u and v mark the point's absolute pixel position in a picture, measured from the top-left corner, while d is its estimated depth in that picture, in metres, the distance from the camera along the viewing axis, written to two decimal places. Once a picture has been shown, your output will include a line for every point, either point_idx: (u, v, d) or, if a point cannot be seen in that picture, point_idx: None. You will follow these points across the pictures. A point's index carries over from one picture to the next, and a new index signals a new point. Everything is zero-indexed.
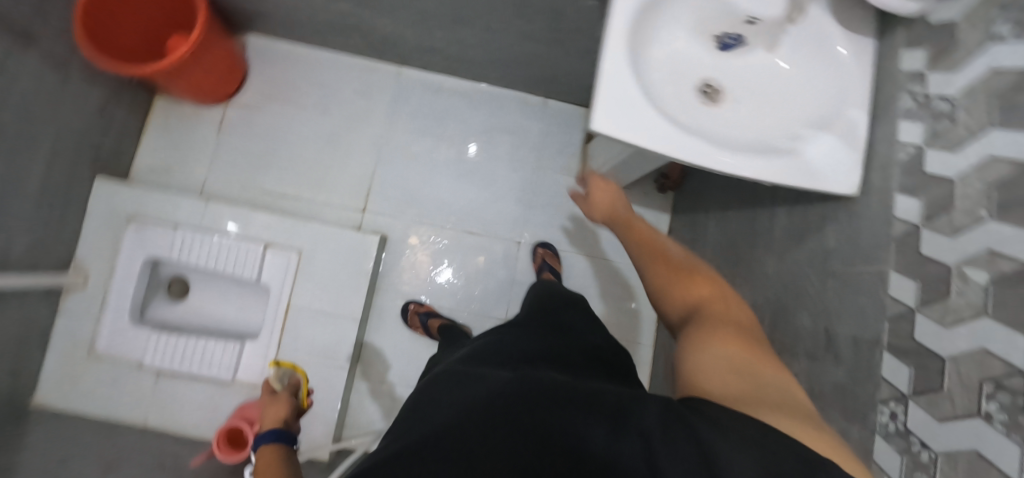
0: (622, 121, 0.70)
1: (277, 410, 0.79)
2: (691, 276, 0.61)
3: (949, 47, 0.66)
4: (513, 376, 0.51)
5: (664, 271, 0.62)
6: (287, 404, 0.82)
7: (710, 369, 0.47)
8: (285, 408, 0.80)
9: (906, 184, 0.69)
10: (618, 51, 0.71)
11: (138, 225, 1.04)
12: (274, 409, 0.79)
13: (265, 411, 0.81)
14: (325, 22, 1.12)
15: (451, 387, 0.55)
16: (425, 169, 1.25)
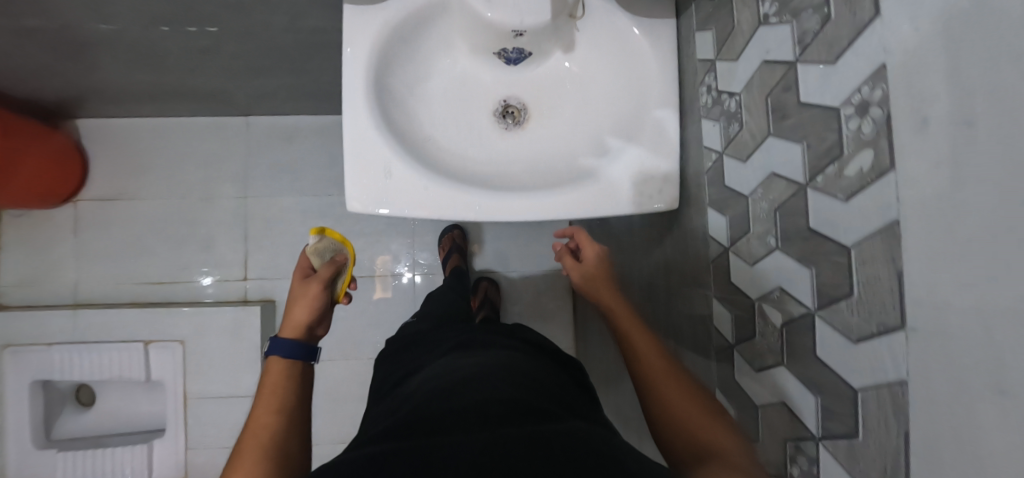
0: (383, 199, 0.62)
1: (299, 314, 0.71)
2: (696, 400, 0.53)
3: (729, 29, 0.55)
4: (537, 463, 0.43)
5: (681, 400, 0.53)
6: (314, 293, 0.72)
7: None
8: (308, 307, 0.71)
9: (715, 198, 0.59)
10: (367, 113, 0.62)
11: (15, 353, 1.03)
12: (301, 307, 0.71)
13: (290, 304, 0.72)
14: (151, 93, 1.02)
15: (493, 410, 0.51)
16: (304, 227, 1.18)
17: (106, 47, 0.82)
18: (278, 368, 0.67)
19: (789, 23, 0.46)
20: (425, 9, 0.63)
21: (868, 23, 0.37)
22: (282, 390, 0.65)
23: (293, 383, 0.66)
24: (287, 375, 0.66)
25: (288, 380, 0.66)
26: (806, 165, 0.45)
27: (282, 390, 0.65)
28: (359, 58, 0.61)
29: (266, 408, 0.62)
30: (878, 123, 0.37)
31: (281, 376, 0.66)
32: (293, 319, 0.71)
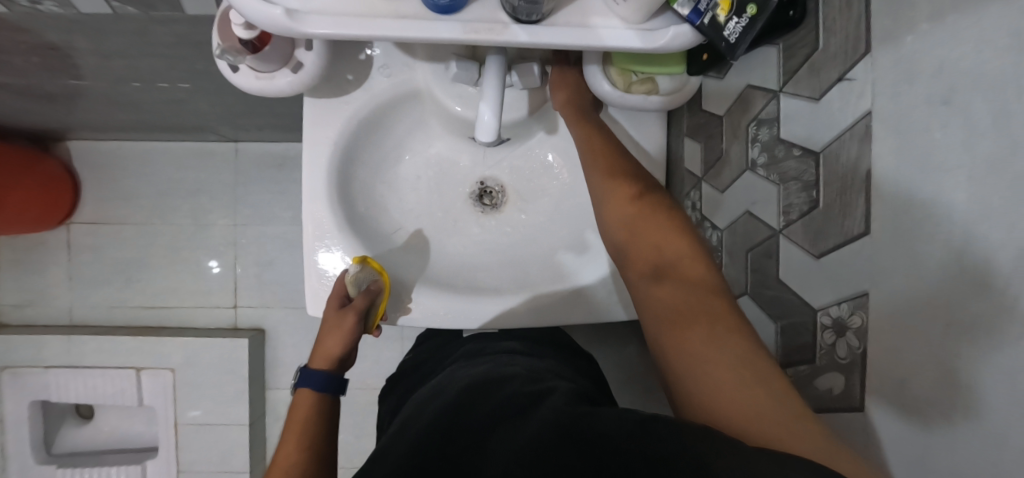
0: (404, 302, 0.61)
1: (330, 346, 0.57)
2: (655, 213, 0.42)
3: (717, 154, 0.50)
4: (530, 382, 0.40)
5: (638, 227, 0.42)
6: (348, 327, 0.57)
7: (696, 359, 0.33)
8: (340, 339, 0.57)
9: None
10: (332, 215, 0.59)
11: (13, 375, 1.06)
12: (334, 341, 0.57)
13: (321, 333, 0.59)
14: (135, 124, 0.99)
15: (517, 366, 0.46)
16: (293, 256, 1.16)
17: (79, 94, 0.80)
18: (304, 409, 0.53)
19: (776, 185, 0.41)
20: (392, 101, 0.59)
21: (856, 236, 0.33)
22: (306, 438, 0.50)
23: (321, 430, 0.52)
24: (313, 418, 0.52)
25: (314, 424, 0.52)
26: (782, 348, 0.42)
27: (307, 439, 0.50)
28: (323, 156, 0.58)
29: (285, 463, 0.48)
30: (854, 353, 0.34)
31: (304, 421, 0.52)
32: (322, 350, 0.58)
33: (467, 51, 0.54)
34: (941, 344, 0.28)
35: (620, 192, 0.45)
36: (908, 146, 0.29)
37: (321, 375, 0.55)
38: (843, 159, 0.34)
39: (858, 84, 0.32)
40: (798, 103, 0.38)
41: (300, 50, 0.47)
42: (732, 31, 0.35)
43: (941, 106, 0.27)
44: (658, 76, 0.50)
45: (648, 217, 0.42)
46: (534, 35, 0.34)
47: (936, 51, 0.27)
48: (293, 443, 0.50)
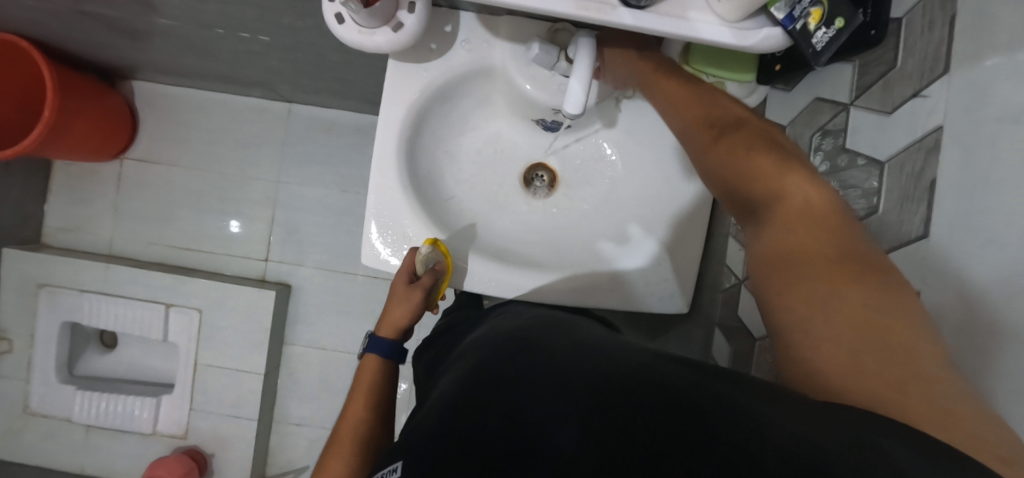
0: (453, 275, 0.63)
1: (396, 316, 0.65)
2: (759, 160, 0.39)
3: None
4: (580, 339, 0.41)
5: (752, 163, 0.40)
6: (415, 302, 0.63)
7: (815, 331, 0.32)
8: (405, 311, 0.64)
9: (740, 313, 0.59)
10: (396, 176, 0.62)
11: (49, 294, 1.10)
12: (400, 311, 0.64)
13: (390, 302, 0.65)
14: (201, 72, 1.04)
15: (557, 325, 0.47)
16: (328, 219, 1.20)
17: (160, 33, 0.85)
18: (371, 370, 0.63)
19: (836, 191, 0.44)
20: (467, 74, 0.62)
21: (913, 240, 0.36)
22: (371, 397, 0.60)
23: (382, 391, 0.62)
24: (377, 380, 0.62)
25: (379, 385, 0.62)
26: None
27: (372, 397, 0.60)
28: (397, 115, 0.61)
29: (353, 418, 0.59)
30: None
31: (370, 382, 0.62)
32: (389, 319, 0.65)
33: (547, 36, 0.59)
34: (982, 338, 0.31)
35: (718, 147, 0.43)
36: (977, 158, 0.31)
37: (387, 343, 0.64)
38: (907, 170, 0.37)
39: (932, 101, 0.35)
40: (867, 115, 0.41)
41: (403, 11, 0.51)
42: (819, 40, 0.38)
43: (1014, 124, 0.30)
44: (727, 81, 0.53)
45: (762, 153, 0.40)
46: (639, 21, 0.38)
47: (1014, 75, 0.30)
48: (361, 401, 0.60)
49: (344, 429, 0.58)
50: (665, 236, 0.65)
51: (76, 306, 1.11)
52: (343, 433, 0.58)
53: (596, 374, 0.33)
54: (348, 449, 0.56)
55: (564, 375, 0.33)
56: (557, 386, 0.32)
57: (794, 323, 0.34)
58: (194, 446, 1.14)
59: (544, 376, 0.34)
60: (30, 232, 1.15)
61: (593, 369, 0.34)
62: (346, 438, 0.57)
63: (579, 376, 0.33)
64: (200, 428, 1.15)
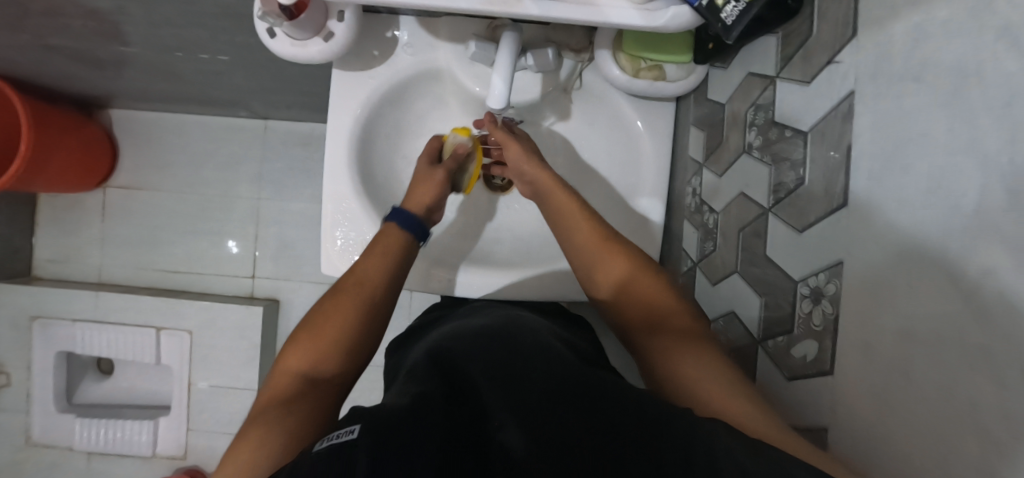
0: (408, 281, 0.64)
1: (421, 193, 0.59)
2: (636, 267, 0.51)
3: (718, 140, 0.53)
4: (552, 350, 0.42)
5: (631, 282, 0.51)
6: (439, 180, 0.60)
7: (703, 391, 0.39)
8: (432, 189, 0.59)
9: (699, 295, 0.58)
10: (348, 183, 0.62)
11: (43, 325, 1.12)
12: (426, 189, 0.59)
13: (411, 187, 0.60)
14: (174, 96, 1.06)
15: (529, 330, 0.48)
16: (312, 232, 1.21)
17: (125, 62, 0.86)
18: (388, 238, 0.56)
19: (768, 165, 0.43)
20: (411, 76, 0.62)
21: (836, 208, 0.35)
22: (384, 261, 0.54)
23: (396, 258, 0.55)
24: (394, 250, 0.55)
25: (395, 255, 0.55)
26: (764, 322, 0.44)
27: (385, 261, 0.54)
28: (345, 123, 0.62)
29: (360, 281, 0.52)
30: (827, 321, 0.35)
31: (386, 249, 0.55)
32: (413, 198, 0.59)
33: (486, 33, 0.59)
34: (904, 306, 0.29)
35: (603, 257, 0.52)
36: (885, 122, 0.31)
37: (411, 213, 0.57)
38: (828, 137, 0.36)
39: (845, 66, 0.34)
40: (791, 86, 0.40)
41: (333, 21, 0.52)
42: (729, 14, 0.37)
43: (914, 81, 0.29)
44: (665, 63, 0.53)
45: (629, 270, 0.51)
46: (546, 11, 0.37)
47: (914, 34, 0.29)
48: (373, 262, 0.53)
49: (349, 288, 0.51)
50: (623, 224, 0.64)
51: (69, 335, 1.13)
52: (343, 293, 0.51)
53: (565, 396, 0.34)
54: (348, 313, 0.49)
55: (537, 393, 0.35)
56: (528, 406, 0.34)
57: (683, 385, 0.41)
58: (193, 466, 1.15)
59: (500, 378, 0.37)
60: (21, 266, 1.17)
61: (562, 389, 0.35)
62: (349, 297, 0.50)
63: (533, 378, 0.37)
64: (198, 448, 1.17)
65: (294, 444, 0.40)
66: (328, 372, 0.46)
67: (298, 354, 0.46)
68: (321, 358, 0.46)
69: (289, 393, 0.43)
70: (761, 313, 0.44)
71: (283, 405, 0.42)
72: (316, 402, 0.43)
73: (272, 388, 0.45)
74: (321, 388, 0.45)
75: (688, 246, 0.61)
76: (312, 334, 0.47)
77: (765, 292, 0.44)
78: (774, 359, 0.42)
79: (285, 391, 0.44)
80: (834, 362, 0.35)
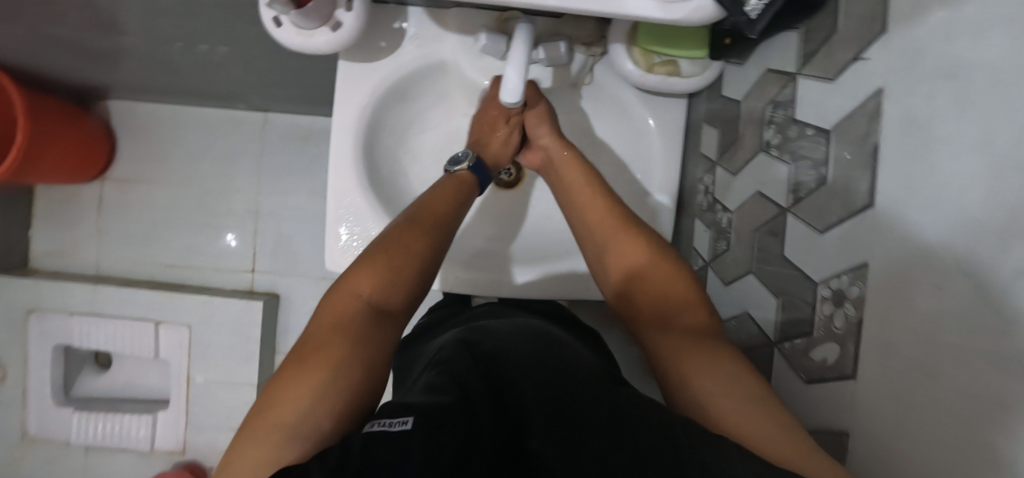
0: None
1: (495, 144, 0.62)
2: (653, 255, 0.49)
3: (733, 138, 0.52)
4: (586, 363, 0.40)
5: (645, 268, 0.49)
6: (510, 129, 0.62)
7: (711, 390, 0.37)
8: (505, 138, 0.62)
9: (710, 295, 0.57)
10: (353, 178, 0.61)
11: (39, 318, 1.11)
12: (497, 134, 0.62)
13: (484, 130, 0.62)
14: (173, 88, 1.04)
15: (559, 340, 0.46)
16: (312, 227, 1.19)
17: (123, 52, 0.85)
18: (466, 178, 0.58)
19: (787, 164, 0.42)
20: (420, 70, 0.61)
21: (860, 210, 0.34)
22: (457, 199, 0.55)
23: (465, 198, 0.56)
24: (466, 189, 0.57)
25: (465, 194, 0.56)
26: (781, 323, 0.43)
27: (457, 199, 0.55)
28: (351, 117, 0.61)
29: (436, 212, 0.52)
30: (850, 324, 0.35)
31: (459, 188, 0.56)
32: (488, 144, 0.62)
33: (496, 25, 0.58)
34: (929, 309, 0.29)
35: (619, 244, 0.51)
36: (915, 121, 0.30)
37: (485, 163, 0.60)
38: (853, 135, 0.35)
39: (872, 62, 0.33)
40: (813, 84, 0.39)
41: (340, 10, 0.50)
42: (753, 7, 0.36)
43: (947, 79, 0.28)
44: (680, 59, 0.52)
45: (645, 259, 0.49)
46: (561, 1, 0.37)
47: (946, 31, 0.28)
48: (447, 198, 0.54)
49: (426, 216, 0.51)
50: None
51: (66, 329, 1.12)
52: (422, 223, 0.50)
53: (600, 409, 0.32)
54: (424, 244, 0.49)
55: (572, 403, 0.33)
56: (563, 416, 0.32)
57: (690, 385, 0.38)
58: (192, 460, 1.15)
59: (533, 376, 0.36)
60: (17, 258, 1.16)
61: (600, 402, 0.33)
62: (426, 225, 0.50)
63: (571, 377, 0.37)
64: (197, 443, 1.16)
65: (366, 376, 0.39)
66: (394, 305, 0.46)
67: (368, 278, 0.45)
68: (390, 290, 0.46)
69: (359, 319, 0.42)
70: (779, 313, 0.43)
71: (355, 333, 0.41)
72: (385, 335, 0.43)
73: (334, 311, 0.43)
74: (388, 318, 0.44)
75: (700, 245, 0.61)
76: (391, 257, 0.47)
77: (783, 293, 0.43)
78: (794, 361, 0.41)
79: (354, 315, 0.43)
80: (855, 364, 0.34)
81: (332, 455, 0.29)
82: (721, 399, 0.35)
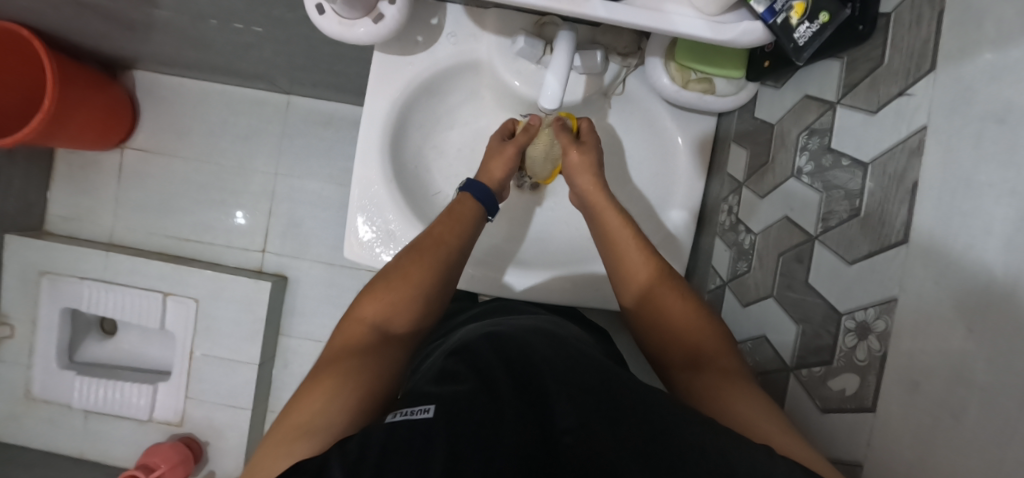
0: None
1: (494, 170, 0.59)
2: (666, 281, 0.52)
3: (763, 160, 0.52)
4: (601, 359, 0.41)
5: (661, 294, 0.52)
6: (510, 154, 0.59)
7: (734, 408, 0.40)
8: (505, 164, 0.59)
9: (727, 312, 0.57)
10: (379, 170, 0.62)
11: (51, 280, 1.12)
12: (499, 161, 0.59)
13: (485, 160, 0.60)
14: (200, 64, 1.05)
15: (573, 337, 0.47)
16: (326, 212, 1.20)
17: (156, 26, 0.85)
18: (465, 205, 0.56)
19: (818, 192, 0.42)
20: (452, 67, 0.61)
21: (893, 245, 0.34)
22: (460, 220, 0.54)
23: (465, 224, 0.54)
24: (467, 216, 0.55)
25: (467, 221, 0.55)
26: (800, 348, 0.43)
27: (460, 221, 0.54)
28: (381, 110, 0.61)
29: (442, 233, 0.53)
30: (873, 356, 0.35)
31: (463, 211, 0.55)
32: (488, 172, 0.59)
33: (533, 29, 0.58)
34: (963, 347, 0.29)
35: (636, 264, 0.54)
36: (958, 160, 0.30)
37: (486, 187, 0.57)
38: (891, 170, 0.35)
39: (917, 99, 0.33)
40: (853, 114, 0.39)
41: (384, 3, 0.51)
42: (802, 34, 0.38)
43: (996, 122, 0.28)
44: (716, 77, 0.53)
45: (658, 280, 0.52)
46: (612, 13, 0.37)
47: (998, 76, 0.28)
48: (449, 223, 0.54)
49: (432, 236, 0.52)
50: (650, 236, 0.64)
51: (76, 294, 1.13)
52: (426, 249, 0.51)
53: (617, 400, 0.34)
54: (429, 262, 0.50)
55: (590, 392, 0.34)
56: (583, 402, 0.33)
57: (717, 406, 0.41)
58: (189, 433, 1.16)
59: (550, 365, 0.38)
60: (33, 220, 1.17)
61: (617, 392, 0.34)
62: (433, 243, 0.52)
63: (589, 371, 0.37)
64: (195, 417, 1.17)
65: (372, 386, 0.40)
66: (400, 329, 0.48)
67: (375, 303, 0.48)
68: (394, 311, 0.48)
69: (366, 343, 0.45)
70: (798, 337, 0.43)
71: (361, 353, 0.43)
72: (390, 355, 0.45)
73: (347, 333, 0.46)
74: (392, 341, 0.46)
75: (718, 262, 0.61)
76: (409, 273, 0.49)
77: (804, 319, 0.43)
78: (810, 386, 0.41)
79: (361, 339, 0.45)
80: (875, 395, 0.34)
81: (354, 440, 0.30)
82: (747, 413, 0.39)
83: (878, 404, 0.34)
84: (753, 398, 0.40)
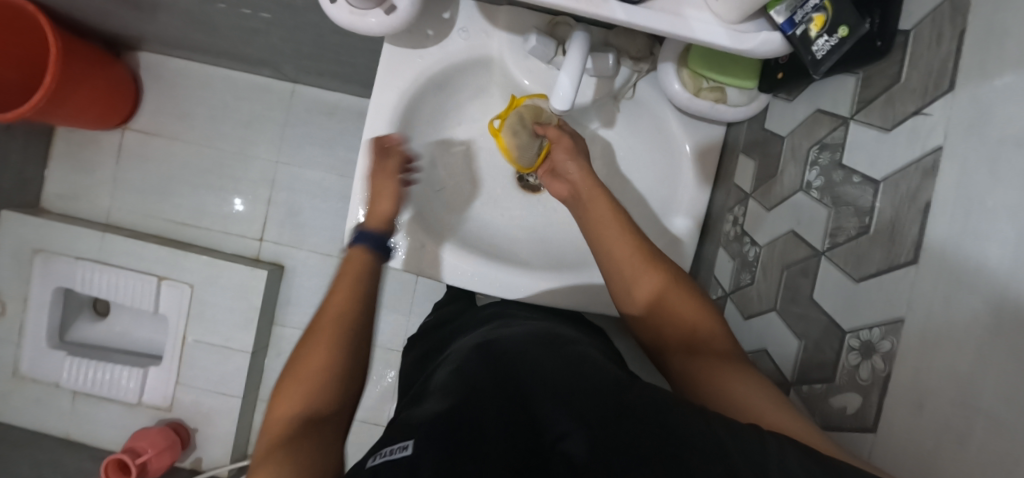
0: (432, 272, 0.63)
1: (380, 209, 0.58)
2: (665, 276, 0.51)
3: (771, 173, 0.51)
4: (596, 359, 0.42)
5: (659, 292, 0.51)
6: (394, 192, 0.58)
7: (739, 398, 0.40)
8: (392, 204, 0.58)
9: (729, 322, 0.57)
10: (383, 163, 0.61)
11: (45, 259, 1.11)
12: (384, 199, 0.58)
13: (370, 198, 0.59)
14: (206, 47, 1.04)
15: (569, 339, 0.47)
16: (326, 203, 1.19)
17: (162, 7, 0.84)
18: (357, 261, 0.54)
19: (827, 208, 0.42)
20: (462, 63, 0.61)
21: (902, 264, 0.34)
22: (359, 279, 0.52)
23: (361, 277, 0.52)
24: (365, 271, 0.53)
25: (367, 276, 0.53)
26: (801, 363, 0.43)
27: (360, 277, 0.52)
28: (388, 103, 0.60)
29: (344, 293, 0.50)
30: (877, 376, 0.34)
31: (358, 270, 0.53)
32: (376, 212, 0.58)
33: (546, 28, 0.58)
34: (970, 369, 0.28)
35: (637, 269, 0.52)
36: (974, 183, 0.29)
37: (378, 235, 0.56)
38: (903, 189, 0.35)
39: (934, 118, 0.33)
40: (867, 131, 0.39)
41: None
42: (820, 48, 0.37)
43: (1015, 146, 0.28)
44: (728, 86, 0.52)
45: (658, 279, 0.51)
46: (632, 16, 0.37)
47: (1017, 99, 0.28)
48: (348, 279, 0.52)
49: (332, 302, 0.49)
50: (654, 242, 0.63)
51: (70, 273, 1.12)
52: (327, 316, 0.48)
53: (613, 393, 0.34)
54: (336, 328, 0.47)
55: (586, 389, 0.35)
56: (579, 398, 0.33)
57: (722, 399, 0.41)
58: (178, 419, 1.15)
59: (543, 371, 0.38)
60: (30, 197, 1.15)
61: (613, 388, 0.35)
62: (337, 309, 0.49)
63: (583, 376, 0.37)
64: (185, 403, 1.16)
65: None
66: (326, 409, 0.43)
67: (287, 397, 0.43)
68: (314, 391, 0.43)
69: (289, 433, 0.40)
70: (801, 352, 0.43)
71: (290, 445, 0.38)
72: (321, 440, 0.40)
73: (265, 441, 0.41)
74: (322, 423, 0.42)
75: (720, 273, 0.61)
76: (319, 344, 0.46)
77: (808, 335, 0.43)
78: (812, 402, 0.41)
79: (285, 432, 0.40)
80: (880, 415, 0.34)
81: None
82: (751, 403, 0.39)
83: (881, 424, 0.34)
84: (755, 387, 0.40)
